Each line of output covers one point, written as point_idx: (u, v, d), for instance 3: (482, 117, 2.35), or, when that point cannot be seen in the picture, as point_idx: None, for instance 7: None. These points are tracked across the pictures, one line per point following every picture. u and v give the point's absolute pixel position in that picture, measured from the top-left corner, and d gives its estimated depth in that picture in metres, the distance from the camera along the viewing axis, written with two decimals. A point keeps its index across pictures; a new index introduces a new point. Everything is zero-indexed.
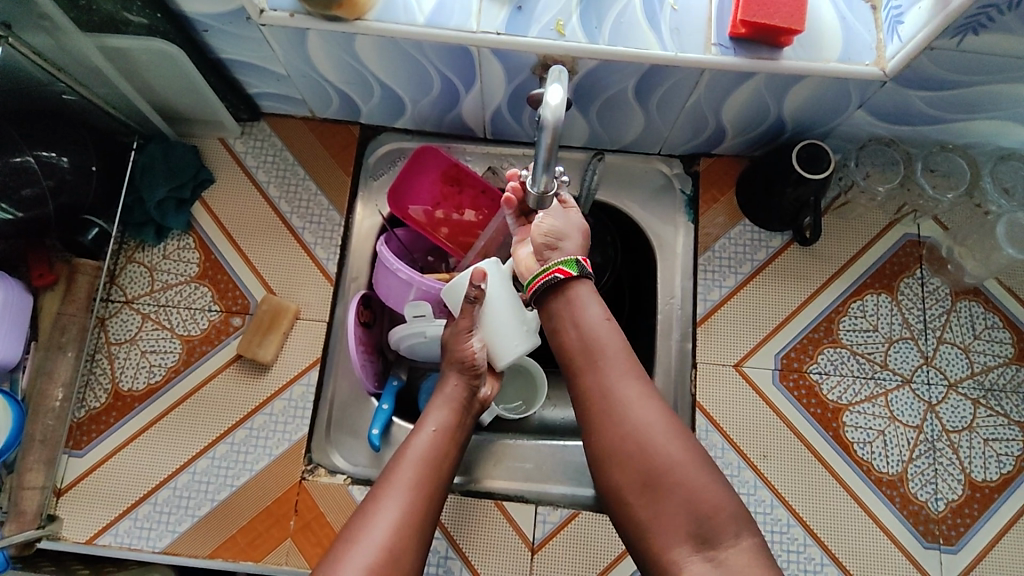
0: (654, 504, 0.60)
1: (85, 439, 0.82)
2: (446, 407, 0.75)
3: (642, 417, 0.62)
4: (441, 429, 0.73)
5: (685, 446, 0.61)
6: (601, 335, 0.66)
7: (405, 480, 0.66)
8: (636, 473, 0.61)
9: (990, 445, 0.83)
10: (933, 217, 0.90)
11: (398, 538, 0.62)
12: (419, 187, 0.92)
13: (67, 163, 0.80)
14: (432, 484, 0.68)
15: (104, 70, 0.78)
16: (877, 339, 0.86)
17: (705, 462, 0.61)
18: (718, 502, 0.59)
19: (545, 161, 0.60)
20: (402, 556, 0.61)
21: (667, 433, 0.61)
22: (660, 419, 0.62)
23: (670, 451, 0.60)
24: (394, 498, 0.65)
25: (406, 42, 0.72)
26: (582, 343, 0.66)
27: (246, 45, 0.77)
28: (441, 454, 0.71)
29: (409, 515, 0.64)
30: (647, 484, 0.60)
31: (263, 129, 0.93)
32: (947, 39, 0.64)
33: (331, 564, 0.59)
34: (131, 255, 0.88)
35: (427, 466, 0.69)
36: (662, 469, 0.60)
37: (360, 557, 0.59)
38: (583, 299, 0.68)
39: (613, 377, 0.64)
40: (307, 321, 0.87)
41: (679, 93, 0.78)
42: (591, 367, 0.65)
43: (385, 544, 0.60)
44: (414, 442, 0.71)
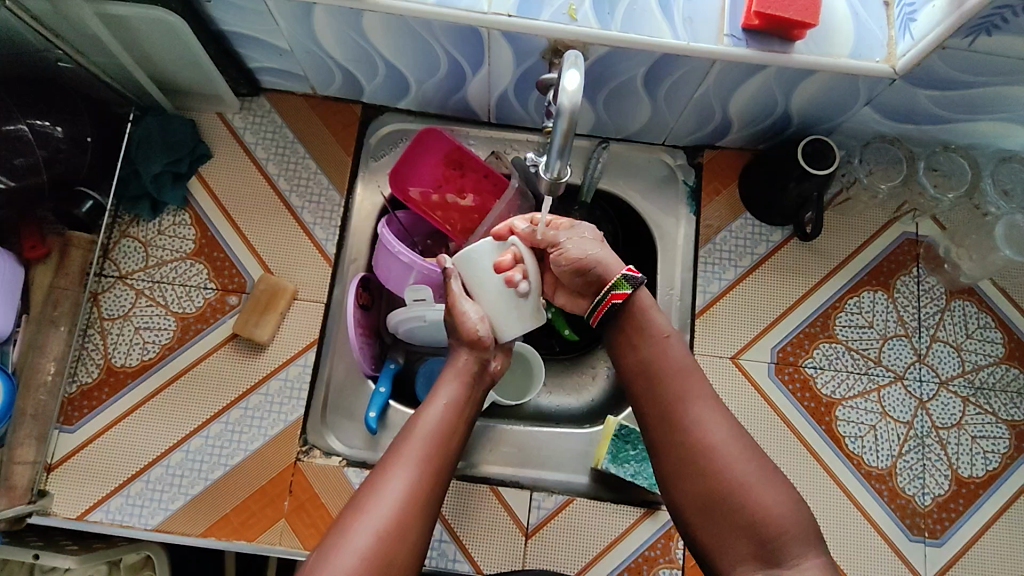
0: (718, 513, 0.61)
1: (77, 415, 0.81)
2: (458, 381, 0.72)
3: (716, 436, 0.64)
4: (454, 402, 0.70)
5: (750, 458, 0.63)
6: (664, 354, 0.69)
7: (417, 451, 0.65)
8: (700, 485, 0.62)
9: (977, 443, 0.85)
10: (931, 217, 0.91)
11: (406, 507, 0.61)
12: (421, 169, 0.91)
13: (62, 133, 0.81)
14: (442, 454, 0.66)
15: (103, 38, 0.76)
16: (872, 336, 0.87)
17: (768, 471, 0.62)
18: (776, 508, 0.59)
19: (560, 147, 0.60)
20: (409, 524, 0.61)
21: (732, 446, 0.63)
22: (731, 436, 0.64)
23: (736, 462, 0.62)
24: (405, 469, 0.63)
25: (415, 20, 0.71)
26: (649, 363, 0.69)
27: (249, 18, 0.75)
28: (454, 425, 0.69)
29: (418, 486, 0.63)
30: (709, 494, 0.62)
31: (262, 105, 0.91)
32: (960, 39, 0.64)
33: (340, 531, 0.59)
34: (125, 229, 0.86)
35: (438, 438, 0.67)
36: (726, 478, 0.61)
37: (369, 525, 0.59)
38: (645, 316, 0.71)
39: (680, 395, 0.66)
40: (304, 302, 0.86)
41: (688, 83, 0.77)
42: (659, 387, 0.68)
43: (392, 514, 0.60)
44: (426, 413, 0.69)
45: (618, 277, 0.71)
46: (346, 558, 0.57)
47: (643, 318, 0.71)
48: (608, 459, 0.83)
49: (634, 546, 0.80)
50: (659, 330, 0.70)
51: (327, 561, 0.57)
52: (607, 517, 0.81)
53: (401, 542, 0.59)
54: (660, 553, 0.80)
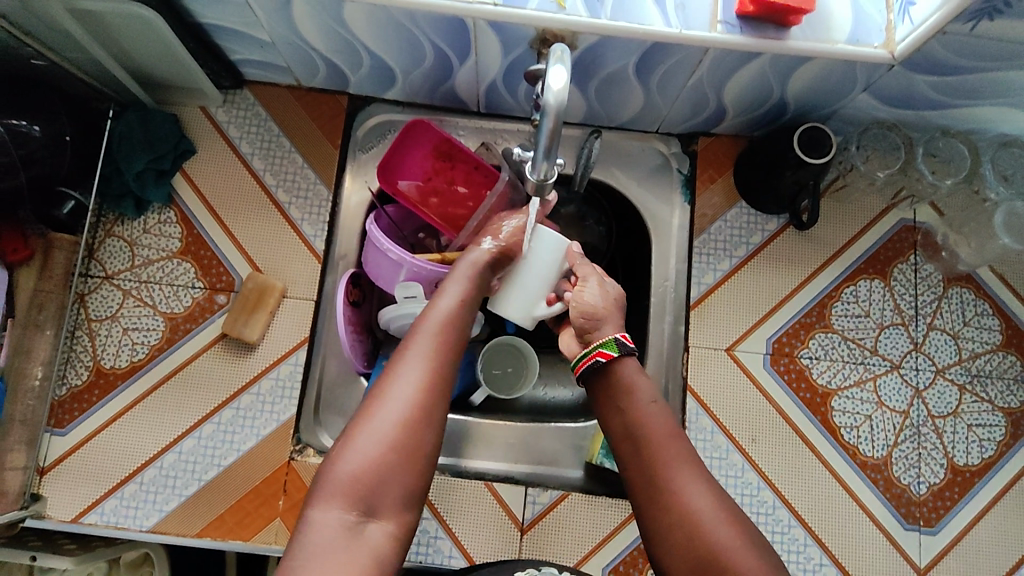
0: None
1: (67, 418, 0.80)
2: (464, 280, 0.71)
3: (693, 495, 0.60)
4: (462, 298, 0.68)
5: (736, 525, 0.58)
6: (649, 419, 0.66)
7: (429, 341, 0.62)
8: (686, 551, 0.58)
9: (973, 431, 0.84)
10: (930, 203, 0.90)
11: (429, 391, 0.59)
12: (410, 162, 0.89)
13: (39, 131, 0.77)
14: (454, 344, 0.64)
15: (75, 33, 0.73)
16: (869, 325, 0.86)
17: (752, 535, 0.58)
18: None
19: (547, 148, 0.59)
20: (429, 409, 0.58)
21: (716, 515, 0.59)
22: (710, 499, 0.60)
23: (719, 533, 0.57)
24: (419, 354, 0.61)
25: (399, 11, 0.69)
26: (632, 428, 0.66)
27: (227, 10, 0.73)
28: (462, 316, 0.67)
29: (435, 369, 0.60)
30: (691, 564, 0.57)
31: (245, 97, 0.89)
32: (960, 24, 0.62)
33: (357, 424, 0.57)
34: (110, 228, 0.85)
35: (450, 324, 0.65)
36: (708, 549, 0.57)
37: (387, 415, 0.56)
38: (629, 386, 0.68)
39: (664, 460, 0.63)
40: (294, 299, 0.85)
41: (681, 71, 0.75)
42: (643, 450, 0.64)
43: (414, 396, 0.58)
44: (436, 307, 0.66)
45: (611, 337, 0.71)
46: (369, 443, 0.55)
47: (630, 383, 0.69)
48: (601, 454, 0.83)
49: (629, 540, 0.80)
50: (645, 395, 0.68)
51: (348, 447, 0.55)
52: (602, 511, 0.81)
53: (422, 432, 0.57)
54: None
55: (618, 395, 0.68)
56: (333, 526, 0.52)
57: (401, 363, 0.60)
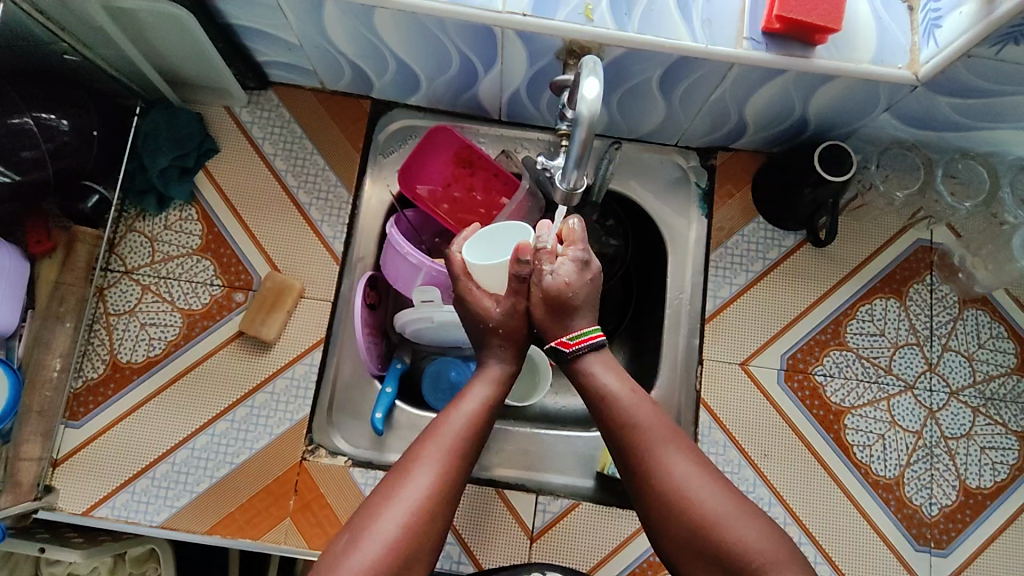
0: (700, 559, 0.60)
1: (82, 410, 0.81)
2: (495, 375, 0.72)
3: (676, 471, 0.62)
4: (487, 396, 0.70)
5: (724, 497, 0.61)
6: (621, 405, 0.66)
7: (446, 443, 0.64)
8: (675, 526, 0.61)
9: (986, 454, 0.84)
10: (946, 224, 0.90)
11: (435, 498, 0.61)
12: (430, 167, 0.90)
13: (68, 126, 0.78)
14: (472, 446, 0.65)
15: (108, 29, 0.74)
16: (883, 344, 0.86)
17: (746, 508, 0.61)
18: (755, 547, 0.58)
19: (577, 156, 0.59)
20: (435, 513, 0.60)
21: (701, 485, 0.61)
22: (694, 470, 0.62)
23: (708, 506, 0.60)
24: (434, 456, 0.63)
25: (429, 18, 0.70)
26: (608, 416, 0.67)
27: (257, 11, 0.74)
28: (486, 415, 0.68)
29: (447, 476, 0.62)
30: (683, 537, 0.60)
31: (270, 99, 0.90)
32: (986, 48, 0.63)
33: (364, 522, 0.59)
34: (131, 223, 0.86)
35: (471, 428, 0.66)
36: (699, 525, 0.60)
37: (396, 515, 0.59)
38: (600, 376, 0.69)
39: (643, 445, 0.64)
40: (311, 300, 0.85)
41: (704, 86, 0.76)
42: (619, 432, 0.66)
43: (421, 502, 0.60)
44: (458, 406, 0.68)
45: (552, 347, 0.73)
46: (371, 545, 0.57)
47: (594, 372, 0.69)
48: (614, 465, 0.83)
49: (639, 552, 0.80)
50: (612, 381, 0.68)
51: (353, 548, 0.57)
52: (611, 521, 0.81)
53: (425, 535, 0.59)
54: None
55: (591, 386, 0.69)
56: None
57: (416, 464, 0.62)
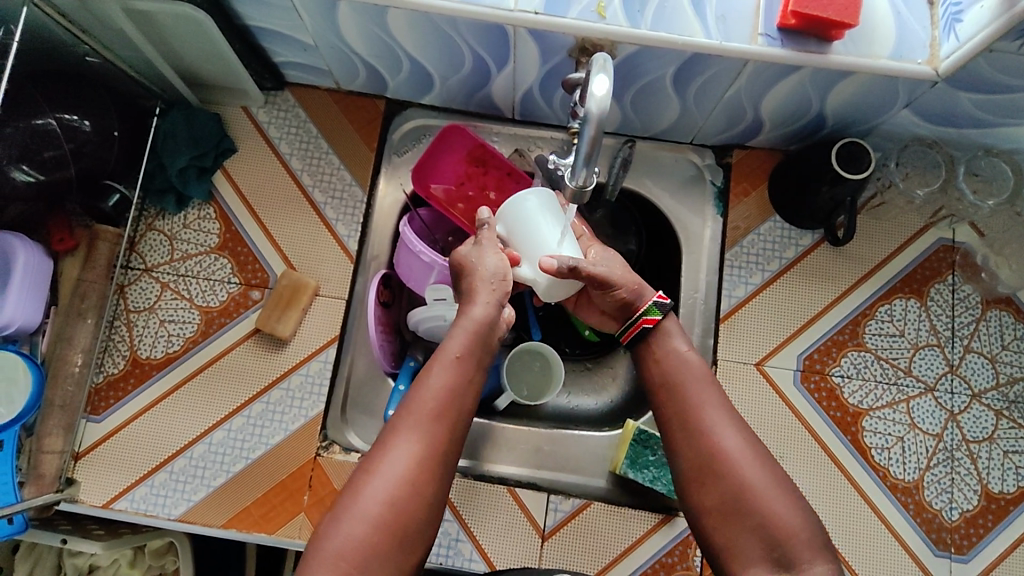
0: (738, 526, 0.59)
1: (103, 405, 0.82)
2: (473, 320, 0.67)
3: (726, 441, 0.62)
4: (465, 344, 0.65)
5: (770, 474, 0.60)
6: (680, 367, 0.67)
7: (424, 406, 0.61)
8: (717, 495, 0.60)
9: (1009, 458, 0.82)
10: (969, 223, 0.87)
11: (420, 466, 0.59)
12: (443, 166, 0.90)
13: (90, 126, 0.81)
14: (452, 402, 0.62)
15: (129, 32, 0.76)
16: (903, 345, 0.85)
17: (789, 488, 0.60)
18: (789, 524, 0.57)
19: (586, 154, 0.59)
20: (421, 483, 0.59)
21: (748, 457, 0.61)
22: (747, 445, 0.62)
23: (750, 477, 0.59)
24: (414, 426, 0.60)
25: (441, 17, 0.70)
26: (665, 381, 0.67)
27: (275, 13, 0.75)
28: (464, 367, 0.64)
29: (429, 444, 0.60)
30: (726, 506, 0.59)
31: (286, 99, 0.91)
32: (1008, 42, 0.61)
33: (346, 498, 0.58)
34: (151, 222, 0.87)
35: (453, 387, 0.63)
36: (741, 493, 0.59)
37: (377, 490, 0.57)
38: (666, 336, 0.69)
39: (693, 408, 0.64)
40: (326, 298, 0.86)
41: (718, 83, 0.75)
42: (676, 397, 0.66)
43: (404, 473, 0.58)
44: (436, 360, 0.64)
45: (650, 304, 0.71)
46: (354, 523, 0.56)
47: (663, 338, 0.70)
48: (626, 464, 0.83)
49: (651, 552, 0.80)
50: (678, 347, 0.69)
51: (334, 528, 0.56)
52: (624, 521, 0.81)
53: (412, 505, 0.58)
54: (677, 560, 0.79)
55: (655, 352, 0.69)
56: None
57: (396, 436, 0.59)
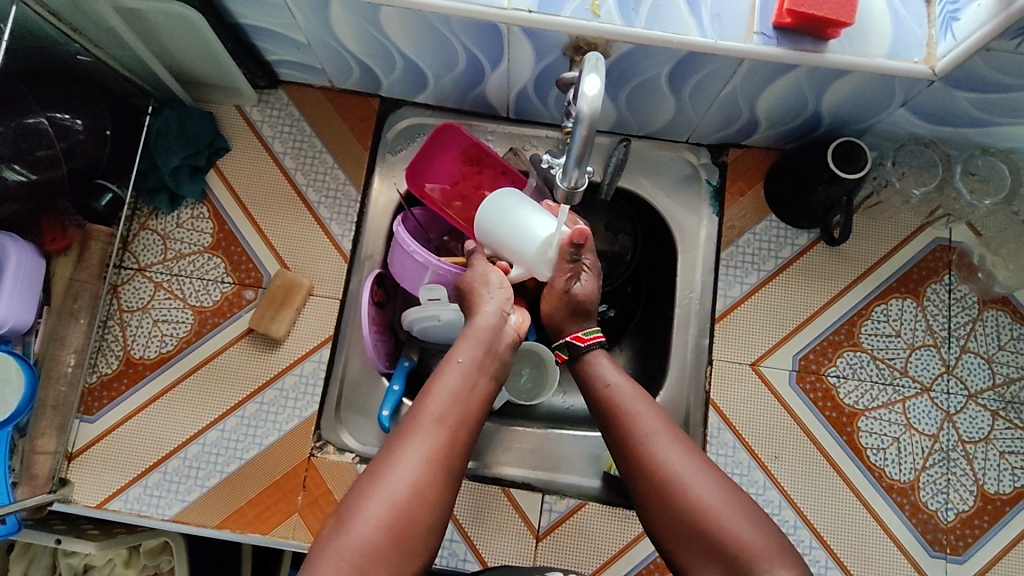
0: (696, 546, 0.59)
1: (96, 405, 0.82)
2: (478, 335, 0.69)
3: (672, 462, 0.63)
4: (472, 359, 0.66)
5: (720, 490, 0.61)
6: (619, 393, 0.69)
7: (435, 411, 0.61)
8: (671, 517, 0.61)
9: (1005, 459, 0.82)
10: (966, 222, 0.87)
11: (430, 470, 0.58)
12: (437, 165, 0.90)
13: (81, 125, 0.80)
14: (460, 413, 0.62)
15: (120, 30, 0.76)
16: (899, 346, 0.84)
17: (744, 505, 0.60)
18: (749, 541, 0.57)
19: (579, 155, 0.59)
20: (433, 488, 0.57)
21: (696, 476, 0.61)
22: (693, 464, 0.62)
23: (700, 496, 0.60)
24: (425, 430, 0.59)
25: (434, 16, 0.69)
26: (608, 409, 0.69)
27: (266, 11, 0.74)
28: (471, 382, 0.65)
29: (439, 449, 0.59)
30: (680, 527, 0.60)
31: (280, 97, 0.91)
32: (1005, 41, 0.61)
33: (354, 501, 0.56)
34: (144, 221, 0.87)
35: (461, 396, 0.63)
36: (692, 513, 0.60)
37: (387, 492, 0.56)
38: (600, 367, 0.72)
39: (637, 433, 0.65)
40: (320, 298, 0.86)
41: (714, 82, 0.75)
42: (619, 425, 0.67)
43: (416, 476, 0.57)
44: (443, 374, 0.64)
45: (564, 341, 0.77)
46: (361, 525, 0.54)
47: (598, 368, 0.72)
48: None
49: (647, 553, 0.79)
50: (612, 374, 0.71)
51: (341, 532, 0.54)
52: (618, 522, 0.81)
53: (422, 510, 0.56)
54: None
55: (592, 382, 0.72)
56: None
57: (408, 438, 0.59)
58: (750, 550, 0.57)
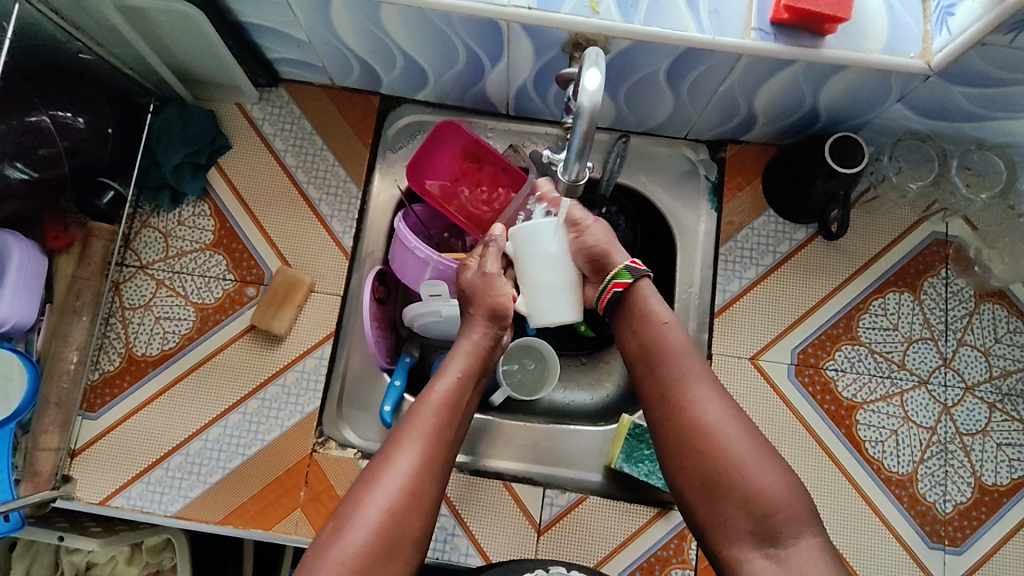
0: (718, 494, 0.61)
1: (99, 402, 0.82)
2: (469, 354, 0.73)
3: (709, 410, 0.64)
4: (465, 374, 0.71)
5: (752, 442, 0.63)
6: (664, 336, 0.69)
7: (426, 424, 0.65)
8: (701, 464, 0.63)
9: (1003, 451, 0.83)
10: (962, 217, 0.88)
11: (419, 480, 0.62)
12: (438, 162, 0.90)
13: (83, 123, 0.80)
14: (449, 426, 0.66)
15: (122, 29, 0.76)
16: (897, 339, 0.85)
17: (771, 457, 0.62)
18: (773, 496, 0.60)
19: (579, 149, 0.59)
20: (421, 497, 0.61)
21: (732, 427, 0.63)
22: (729, 415, 0.64)
23: (733, 446, 0.62)
24: (415, 442, 0.64)
25: (435, 13, 0.70)
26: (650, 351, 0.69)
27: (268, 9, 0.75)
28: (460, 395, 0.69)
29: (428, 460, 0.63)
30: (705, 475, 0.62)
31: (281, 95, 0.91)
32: (1000, 35, 0.61)
33: (348, 510, 0.60)
34: (146, 220, 0.87)
35: (448, 410, 0.67)
36: (721, 462, 0.62)
37: (380, 500, 0.60)
38: (645, 304, 0.72)
39: (677, 378, 0.67)
40: (321, 294, 0.86)
41: (712, 78, 0.75)
42: (659, 369, 0.68)
43: (406, 485, 0.61)
44: (436, 387, 0.68)
45: (622, 266, 0.73)
46: (357, 533, 0.58)
47: (643, 304, 0.72)
48: (622, 459, 0.83)
49: (648, 545, 0.80)
50: (659, 314, 0.71)
51: (337, 539, 0.58)
52: (619, 516, 0.81)
53: (412, 518, 0.61)
54: (673, 553, 0.80)
55: (636, 318, 0.72)
56: None
57: (398, 451, 0.63)
58: (774, 503, 0.59)
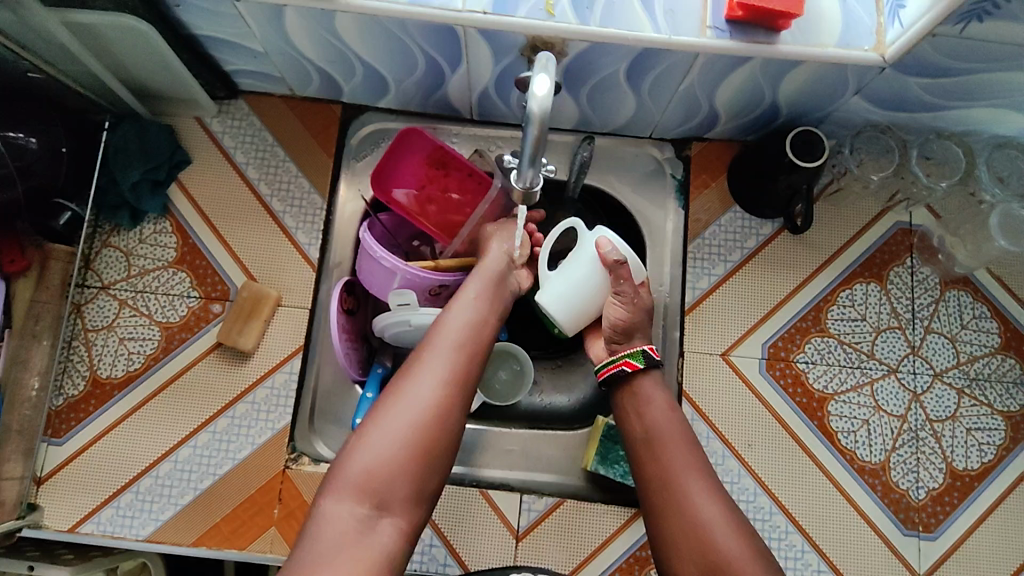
0: None
1: (64, 427, 0.81)
2: (486, 278, 0.77)
3: (704, 507, 0.66)
4: (482, 295, 0.75)
5: (743, 542, 0.64)
6: (666, 427, 0.71)
7: (448, 343, 0.69)
8: (695, 559, 0.64)
9: (972, 435, 0.84)
10: (925, 206, 0.89)
11: (445, 390, 0.65)
12: (403, 169, 0.89)
13: (36, 143, 0.77)
14: (472, 343, 0.70)
15: (71, 47, 0.74)
16: (865, 329, 0.86)
17: (762, 555, 0.64)
18: None
19: (532, 153, 0.59)
20: (446, 408, 0.64)
21: (726, 525, 0.64)
22: (724, 511, 0.65)
23: (727, 546, 0.63)
24: (439, 357, 0.67)
25: (389, 20, 0.69)
26: (647, 446, 0.71)
27: (221, 22, 0.74)
28: (481, 318, 0.73)
29: (453, 373, 0.66)
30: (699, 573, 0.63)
31: (241, 108, 0.90)
32: (949, 26, 0.62)
33: (375, 418, 0.63)
34: (107, 239, 0.86)
35: (469, 331, 0.70)
36: (716, 561, 0.63)
37: (406, 410, 0.63)
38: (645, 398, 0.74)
39: (673, 472, 0.68)
40: (288, 308, 0.85)
41: (671, 78, 0.76)
42: (657, 464, 0.70)
43: (432, 394, 0.64)
44: (455, 312, 0.72)
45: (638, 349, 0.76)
46: (384, 440, 0.61)
47: (644, 395, 0.75)
48: (597, 461, 0.83)
49: (627, 544, 0.80)
50: (661, 405, 0.73)
51: (364, 446, 0.61)
52: (597, 518, 0.81)
53: (439, 427, 0.63)
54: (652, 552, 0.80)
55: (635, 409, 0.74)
56: (345, 518, 0.58)
57: (422, 366, 0.66)
58: None
